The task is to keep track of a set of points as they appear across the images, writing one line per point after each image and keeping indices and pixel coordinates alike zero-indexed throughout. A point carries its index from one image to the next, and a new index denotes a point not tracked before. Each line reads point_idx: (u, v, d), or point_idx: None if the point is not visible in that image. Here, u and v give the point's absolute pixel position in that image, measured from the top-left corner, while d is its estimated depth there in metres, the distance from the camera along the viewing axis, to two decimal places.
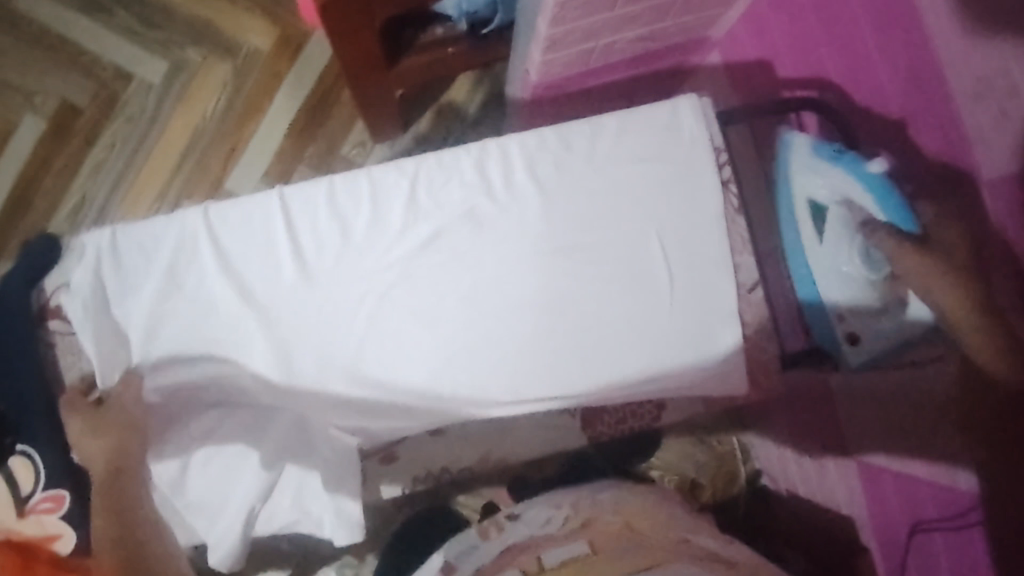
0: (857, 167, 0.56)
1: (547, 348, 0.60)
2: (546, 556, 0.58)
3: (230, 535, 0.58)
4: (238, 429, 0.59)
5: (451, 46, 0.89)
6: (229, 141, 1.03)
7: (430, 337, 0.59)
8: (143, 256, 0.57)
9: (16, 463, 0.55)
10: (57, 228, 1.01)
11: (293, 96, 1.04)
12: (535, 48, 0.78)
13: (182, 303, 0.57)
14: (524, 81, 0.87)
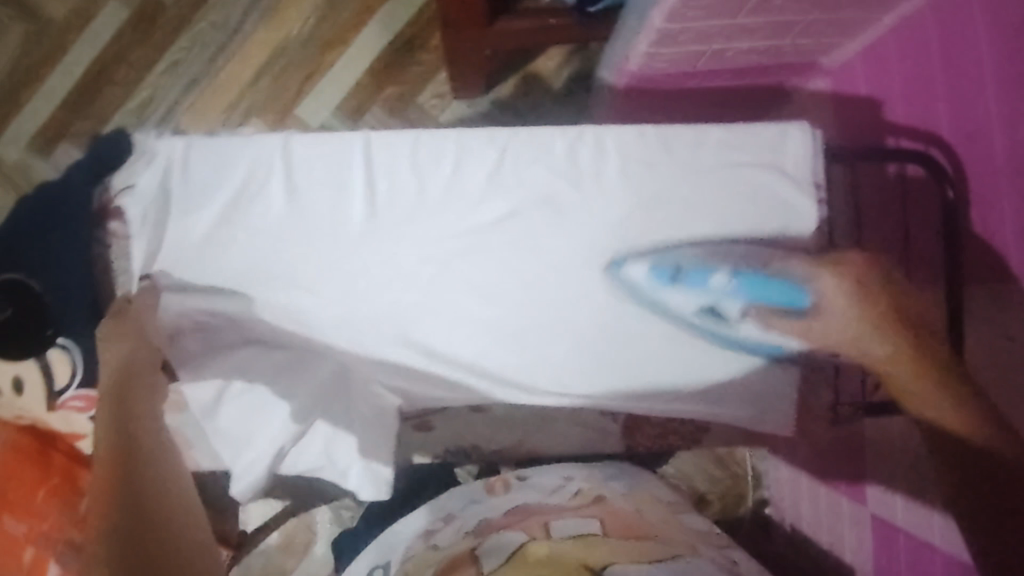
0: (703, 284, 0.54)
1: (619, 344, 0.57)
2: (556, 528, 0.58)
3: (256, 469, 0.57)
4: (271, 369, 0.56)
5: (554, 18, 0.88)
6: (309, 68, 1.02)
7: (484, 314, 0.56)
8: (213, 174, 0.54)
9: (54, 354, 0.55)
10: (122, 119, 1.01)
11: (380, 36, 1.02)
12: (642, 40, 0.75)
13: (237, 232, 0.54)
14: (620, 68, 0.84)
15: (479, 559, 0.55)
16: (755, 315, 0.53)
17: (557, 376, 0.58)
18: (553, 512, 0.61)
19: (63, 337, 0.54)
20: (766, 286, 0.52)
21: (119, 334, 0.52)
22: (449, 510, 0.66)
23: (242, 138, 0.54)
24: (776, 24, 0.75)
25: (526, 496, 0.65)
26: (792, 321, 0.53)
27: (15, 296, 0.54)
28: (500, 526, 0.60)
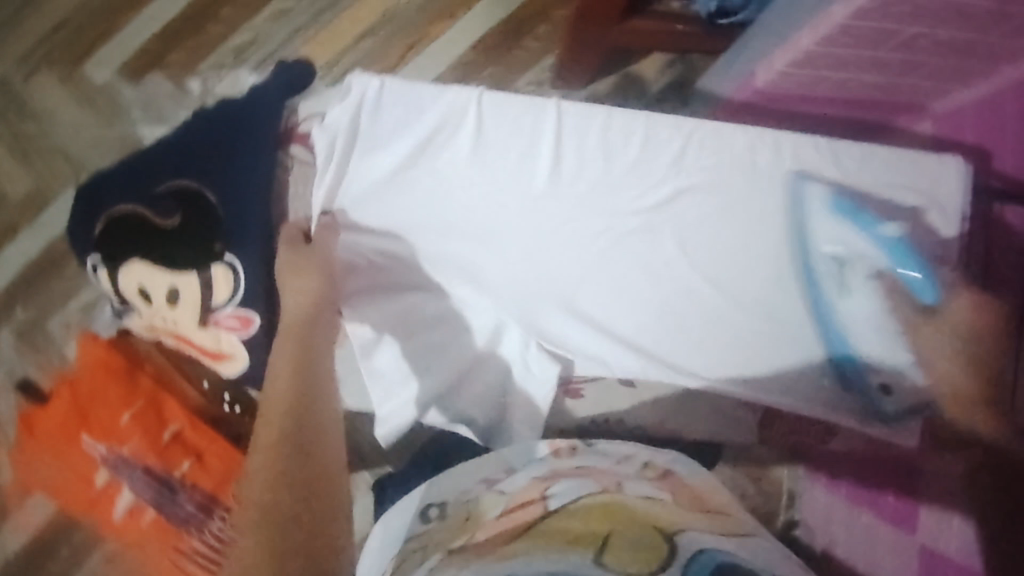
0: (871, 228, 0.55)
1: (754, 336, 0.59)
2: (624, 488, 0.55)
3: (403, 413, 0.60)
4: (436, 311, 0.60)
5: (680, 24, 0.89)
6: (415, 35, 1.02)
7: (649, 291, 0.59)
8: (403, 117, 0.54)
9: (217, 270, 0.54)
10: (220, 58, 1.01)
11: (490, 14, 1.02)
12: (781, 57, 0.75)
13: (421, 175, 0.56)
14: (744, 83, 0.84)
15: (548, 503, 0.52)
16: (887, 285, 0.56)
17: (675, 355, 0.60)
18: (621, 476, 0.57)
19: (230, 253, 0.54)
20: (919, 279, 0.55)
21: (301, 262, 0.54)
22: (507, 464, 0.59)
23: (436, 86, 0.54)
24: (909, 63, 0.75)
25: (592, 460, 0.59)
26: (911, 309, 0.55)
27: (190, 203, 0.53)
28: (570, 471, 0.57)
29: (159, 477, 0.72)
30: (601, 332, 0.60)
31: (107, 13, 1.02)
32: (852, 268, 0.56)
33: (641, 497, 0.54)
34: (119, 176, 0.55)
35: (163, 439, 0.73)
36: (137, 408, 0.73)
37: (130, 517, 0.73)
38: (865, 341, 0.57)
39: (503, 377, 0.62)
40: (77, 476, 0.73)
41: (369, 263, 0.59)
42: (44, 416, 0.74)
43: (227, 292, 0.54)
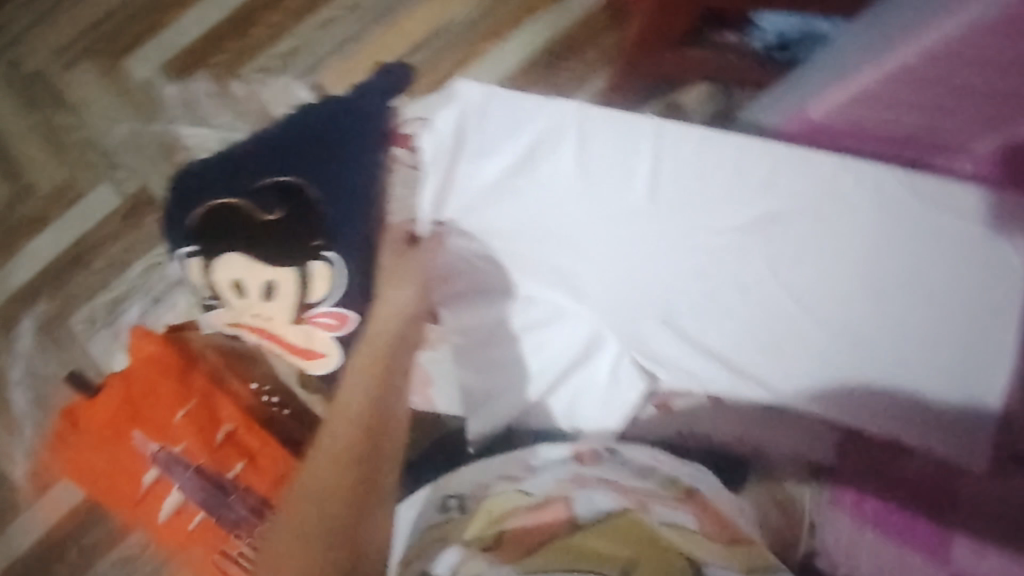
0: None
1: (821, 349, 0.68)
2: (654, 510, 0.60)
3: (509, 402, 0.73)
4: (542, 312, 0.73)
5: (733, 54, 0.92)
6: (463, 50, 1.07)
7: (733, 303, 0.69)
8: (507, 128, 0.69)
9: (317, 267, 0.64)
10: (265, 62, 1.08)
11: (540, 34, 1.07)
12: (842, 93, 0.74)
13: (525, 182, 0.70)
14: (794, 115, 0.82)
15: (570, 507, 0.60)
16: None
17: (761, 373, 0.70)
18: (646, 496, 0.62)
19: (331, 250, 0.64)
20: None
21: (397, 272, 0.69)
22: (528, 461, 0.66)
23: (534, 103, 0.68)
24: (956, 111, 0.74)
25: (613, 472, 0.65)
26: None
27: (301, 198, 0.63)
28: (594, 480, 0.63)
29: (211, 478, 0.73)
30: (695, 350, 0.70)
31: (177, 24, 1.10)
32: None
33: (670, 525, 0.59)
34: (229, 166, 0.64)
35: (217, 438, 0.74)
36: (190, 406, 0.74)
37: (178, 516, 0.73)
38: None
39: (592, 386, 0.73)
40: (126, 472, 0.73)
41: (472, 263, 0.73)
42: (92, 409, 0.73)
43: (326, 287, 0.65)
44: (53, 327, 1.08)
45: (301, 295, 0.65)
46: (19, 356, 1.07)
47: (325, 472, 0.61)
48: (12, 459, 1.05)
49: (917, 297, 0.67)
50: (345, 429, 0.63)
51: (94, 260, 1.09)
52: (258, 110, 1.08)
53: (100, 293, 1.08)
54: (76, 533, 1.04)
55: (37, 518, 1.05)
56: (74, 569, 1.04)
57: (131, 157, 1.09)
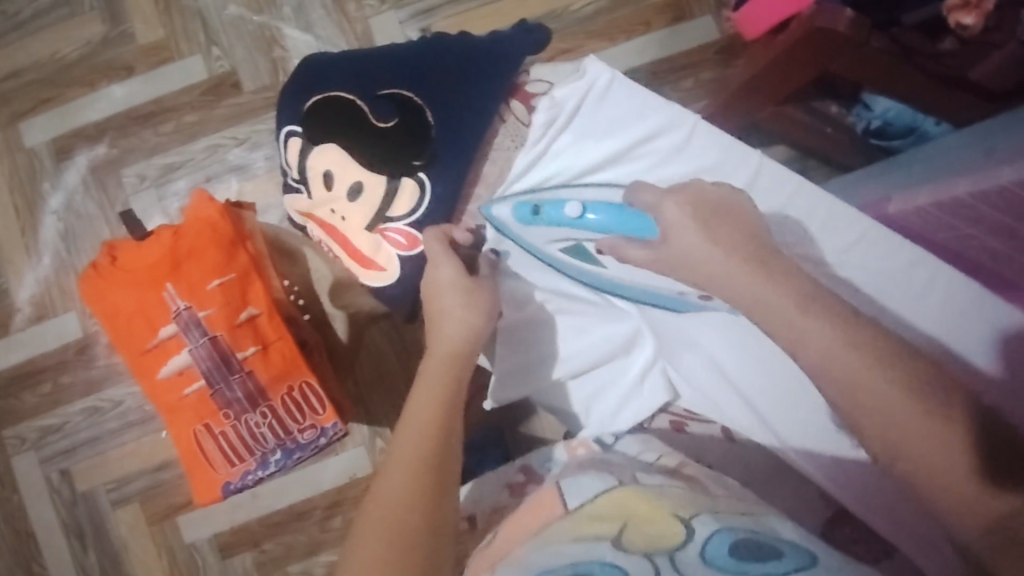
0: (555, 214, 0.67)
1: (786, 384, 0.73)
2: (638, 477, 0.65)
3: (531, 379, 0.83)
4: (584, 307, 0.81)
5: (830, 127, 0.92)
6: (572, 42, 1.09)
7: (745, 341, 0.75)
8: (623, 115, 0.74)
9: (405, 182, 0.73)
10: None
11: (648, 51, 1.09)
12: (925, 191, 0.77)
13: (618, 166, 0.74)
14: (874, 195, 0.83)
15: (564, 499, 0.65)
16: (609, 246, 0.66)
17: (761, 412, 0.73)
18: (637, 468, 0.68)
19: (422, 175, 0.73)
20: (622, 216, 0.64)
21: (445, 253, 0.69)
22: (528, 463, 0.76)
23: (661, 101, 0.73)
24: None
25: (614, 455, 0.72)
26: (634, 247, 0.64)
27: (413, 113, 0.72)
28: (592, 462, 0.70)
29: (222, 352, 0.77)
30: (726, 383, 0.76)
31: None
32: (585, 248, 0.72)
33: (652, 485, 0.63)
34: (352, 66, 0.75)
35: (240, 317, 0.78)
36: (228, 280, 0.78)
37: (179, 376, 0.78)
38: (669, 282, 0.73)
39: (614, 386, 0.81)
40: (148, 318, 0.77)
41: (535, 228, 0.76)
42: (136, 252, 0.77)
43: (410, 205, 0.74)
44: (104, 171, 1.11)
45: (386, 203, 0.74)
46: (64, 188, 1.11)
47: (421, 417, 0.62)
48: (26, 278, 1.10)
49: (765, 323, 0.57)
50: (444, 356, 0.66)
51: (164, 123, 1.11)
52: (362, 34, 1.10)
53: (157, 156, 1.11)
54: (61, 365, 1.07)
55: (32, 339, 1.09)
56: (49, 398, 1.07)
57: (229, 40, 1.10)
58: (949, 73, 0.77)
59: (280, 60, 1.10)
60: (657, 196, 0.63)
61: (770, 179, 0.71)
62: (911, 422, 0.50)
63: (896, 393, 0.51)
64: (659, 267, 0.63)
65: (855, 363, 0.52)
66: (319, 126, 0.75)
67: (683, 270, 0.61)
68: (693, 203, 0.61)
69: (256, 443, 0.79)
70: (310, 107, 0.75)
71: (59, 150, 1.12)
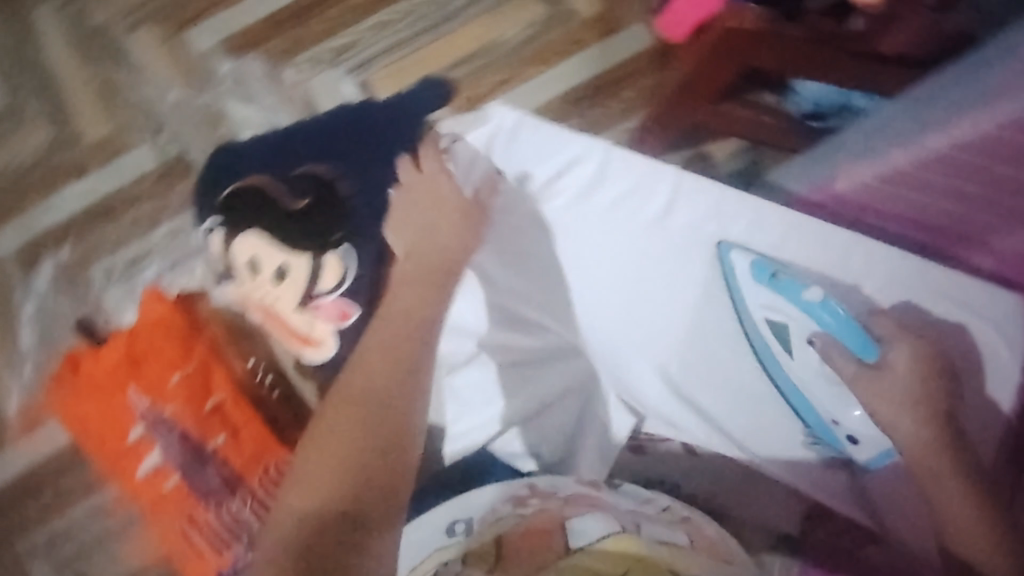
0: (797, 295, 0.71)
1: (750, 398, 0.74)
2: (645, 531, 0.73)
3: (482, 429, 0.82)
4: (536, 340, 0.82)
5: (769, 116, 0.92)
6: (509, 72, 1.10)
7: (687, 350, 0.76)
8: (540, 148, 0.83)
9: (328, 258, 0.75)
10: (317, 54, 1.11)
11: (584, 68, 1.09)
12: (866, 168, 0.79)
13: (552, 195, 0.81)
14: (821, 182, 0.85)
15: (565, 533, 0.73)
16: (820, 342, 0.70)
17: (726, 427, 0.75)
18: (647, 523, 0.73)
19: (345, 246, 0.76)
20: (856, 333, 0.69)
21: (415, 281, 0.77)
22: (530, 480, 0.76)
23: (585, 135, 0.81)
24: (988, 201, 0.74)
25: (621, 504, 0.74)
26: (854, 365, 0.68)
27: (326, 190, 0.77)
28: (603, 510, 0.74)
29: (194, 444, 0.78)
30: (687, 407, 0.76)
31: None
32: (789, 332, 0.71)
33: (659, 545, 0.72)
34: (269, 160, 0.80)
35: (206, 407, 0.80)
36: (188, 372, 0.81)
37: (154, 476, 0.78)
38: (822, 397, 0.70)
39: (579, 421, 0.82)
40: (114, 423, 0.79)
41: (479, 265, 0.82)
42: (96, 359, 0.81)
43: (336, 279, 0.76)
44: (72, 272, 1.10)
45: (312, 281, 0.75)
46: (35, 294, 1.10)
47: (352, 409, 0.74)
48: (11, 390, 1.09)
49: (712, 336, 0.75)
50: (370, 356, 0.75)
51: (122, 215, 1.11)
52: (303, 98, 1.10)
53: (122, 249, 1.10)
54: (58, 471, 1.07)
55: (26, 449, 1.08)
56: (51, 506, 1.07)
57: (175, 124, 1.11)
58: (864, 49, 0.75)
59: (227, 135, 1.11)
60: (896, 329, 0.70)
61: (688, 196, 0.78)
62: (937, 488, 0.66)
63: (925, 445, 0.67)
64: (856, 386, 0.68)
65: (914, 430, 0.67)
66: (236, 214, 0.77)
67: (868, 395, 0.68)
68: (921, 359, 0.69)
69: (236, 529, 0.75)
70: (227, 198, 0.77)
71: (27, 258, 1.11)
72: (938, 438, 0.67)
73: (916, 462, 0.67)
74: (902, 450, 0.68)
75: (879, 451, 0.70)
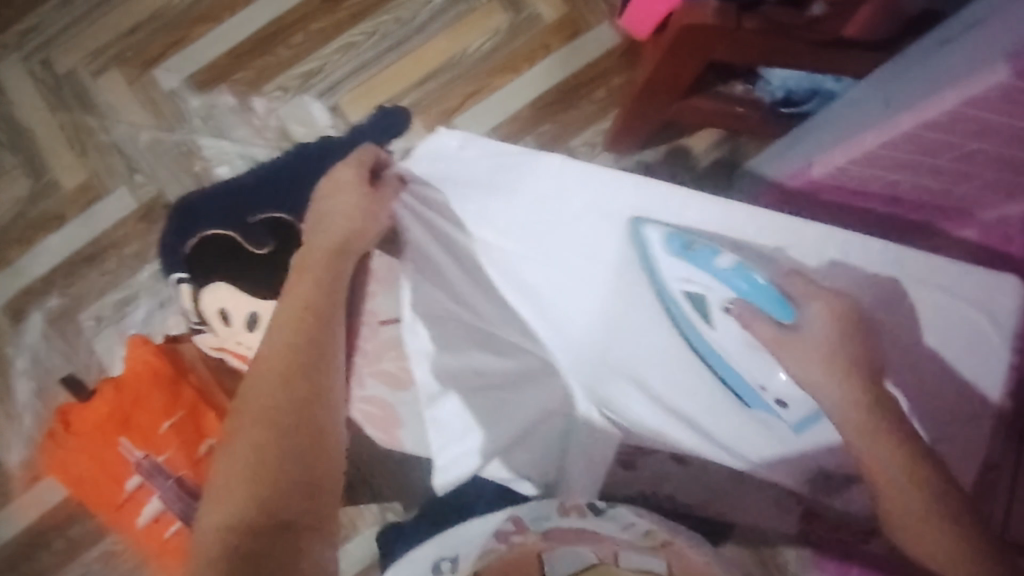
0: (709, 263, 0.61)
1: (700, 387, 0.66)
2: (625, 559, 0.66)
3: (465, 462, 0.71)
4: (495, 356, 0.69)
5: (740, 107, 0.92)
6: (478, 82, 1.09)
7: (622, 352, 0.67)
8: (481, 167, 0.65)
9: None
10: (286, 81, 1.11)
11: (553, 72, 1.09)
12: (841, 152, 0.77)
13: (476, 215, 0.65)
14: (798, 169, 0.85)
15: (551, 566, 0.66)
16: (738, 311, 0.61)
17: (683, 435, 0.68)
18: (624, 545, 0.68)
19: None
20: (776, 300, 0.61)
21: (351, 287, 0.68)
22: (518, 515, 0.70)
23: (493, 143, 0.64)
24: (960, 172, 0.75)
25: (596, 526, 0.70)
26: (771, 326, 0.60)
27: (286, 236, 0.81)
28: (575, 534, 0.69)
29: (190, 489, 0.78)
30: (666, 412, 0.68)
31: (196, 31, 1.13)
32: (707, 300, 0.62)
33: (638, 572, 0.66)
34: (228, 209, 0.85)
35: (199, 451, 0.79)
36: (178, 419, 0.80)
37: (155, 523, 0.79)
38: (758, 367, 0.63)
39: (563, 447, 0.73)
40: (110, 479, 0.79)
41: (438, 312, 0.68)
42: (85, 412, 0.80)
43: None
44: (62, 321, 1.10)
45: None
46: (26, 347, 1.10)
47: (267, 403, 0.62)
48: (12, 444, 1.09)
49: (648, 337, 0.65)
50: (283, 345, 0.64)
51: (106, 261, 1.11)
52: (276, 128, 1.10)
53: (109, 294, 1.10)
54: (66, 520, 1.08)
55: (33, 501, 1.08)
56: (63, 555, 1.07)
57: (150, 164, 1.11)
58: (823, 37, 0.75)
59: (202, 172, 1.11)
60: (808, 288, 0.61)
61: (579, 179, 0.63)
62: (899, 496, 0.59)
63: (863, 428, 0.59)
64: (778, 353, 0.60)
65: (872, 445, 0.59)
66: (202, 269, 0.81)
67: (793, 364, 0.60)
68: (841, 316, 0.60)
69: None
70: (193, 251, 0.82)
71: (15, 311, 1.11)
72: (877, 417, 0.59)
73: (883, 467, 0.59)
74: (845, 435, 0.60)
75: (805, 417, 0.64)
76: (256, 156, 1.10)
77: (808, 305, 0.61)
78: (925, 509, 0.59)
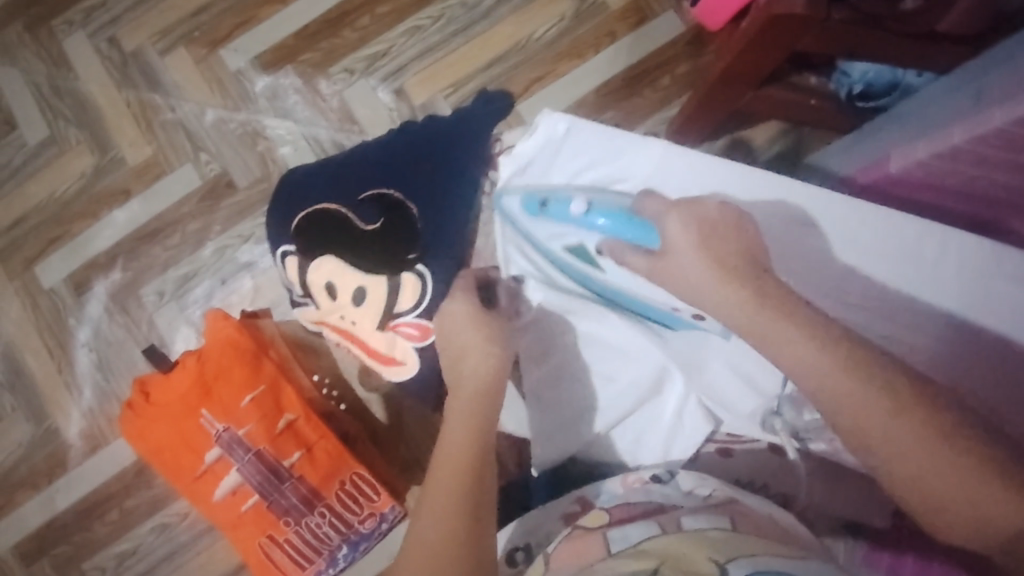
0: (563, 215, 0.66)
1: (674, 351, 0.77)
2: (682, 521, 0.62)
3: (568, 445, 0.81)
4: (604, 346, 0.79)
5: (815, 99, 0.92)
6: (543, 68, 1.09)
7: (631, 339, 0.78)
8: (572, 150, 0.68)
9: (407, 277, 0.82)
10: (352, 63, 1.12)
11: (617, 60, 1.08)
12: (923, 147, 0.74)
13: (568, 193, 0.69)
14: (874, 164, 0.82)
15: (607, 543, 0.62)
16: (609, 247, 0.65)
17: (729, 408, 0.77)
18: (684, 512, 0.65)
19: (421, 266, 0.82)
20: (629, 222, 0.64)
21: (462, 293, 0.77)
22: (582, 495, 0.72)
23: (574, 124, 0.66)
24: None
25: (658, 494, 0.69)
26: (638, 256, 0.63)
27: (394, 210, 0.83)
28: (637, 505, 0.67)
29: (270, 463, 0.86)
30: (723, 384, 0.77)
31: (263, 12, 1.13)
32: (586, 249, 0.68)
33: (697, 531, 0.61)
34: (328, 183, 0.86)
35: (278, 426, 0.87)
36: (258, 393, 0.86)
37: (233, 495, 0.86)
38: (663, 299, 0.70)
39: (660, 421, 0.80)
40: (191, 445, 0.85)
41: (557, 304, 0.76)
42: (166, 385, 0.85)
43: (413, 298, 0.83)
44: (124, 295, 1.12)
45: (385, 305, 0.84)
46: (88, 320, 1.12)
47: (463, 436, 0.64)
48: (71, 414, 1.10)
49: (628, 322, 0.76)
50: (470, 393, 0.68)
51: (169, 237, 1.12)
52: (340, 109, 1.11)
53: (171, 270, 1.12)
54: (124, 489, 1.09)
55: (91, 470, 1.10)
56: (120, 524, 1.09)
57: (215, 142, 1.12)
58: (917, 29, 0.75)
59: (265, 151, 1.11)
60: (663, 205, 0.63)
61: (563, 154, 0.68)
62: (934, 476, 0.51)
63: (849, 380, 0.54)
64: (654, 276, 0.62)
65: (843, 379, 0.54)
66: (304, 246, 0.85)
67: (674, 285, 0.61)
68: (694, 220, 0.61)
69: (321, 544, 0.88)
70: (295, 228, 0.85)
71: (78, 283, 1.12)
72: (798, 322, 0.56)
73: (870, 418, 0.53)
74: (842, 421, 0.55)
75: (722, 333, 0.72)
76: (318, 137, 1.10)
77: (666, 221, 0.62)
78: (930, 454, 0.51)
